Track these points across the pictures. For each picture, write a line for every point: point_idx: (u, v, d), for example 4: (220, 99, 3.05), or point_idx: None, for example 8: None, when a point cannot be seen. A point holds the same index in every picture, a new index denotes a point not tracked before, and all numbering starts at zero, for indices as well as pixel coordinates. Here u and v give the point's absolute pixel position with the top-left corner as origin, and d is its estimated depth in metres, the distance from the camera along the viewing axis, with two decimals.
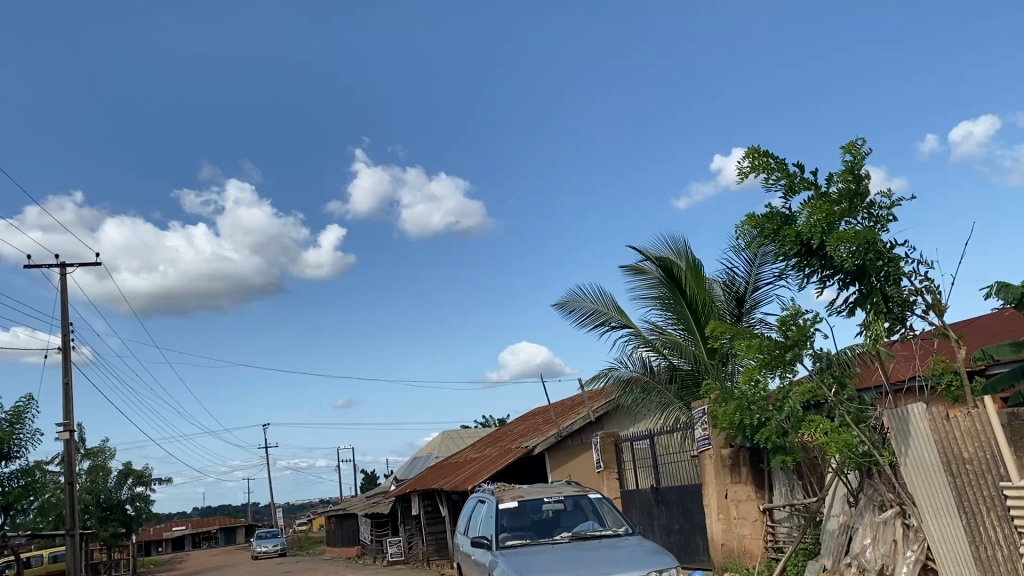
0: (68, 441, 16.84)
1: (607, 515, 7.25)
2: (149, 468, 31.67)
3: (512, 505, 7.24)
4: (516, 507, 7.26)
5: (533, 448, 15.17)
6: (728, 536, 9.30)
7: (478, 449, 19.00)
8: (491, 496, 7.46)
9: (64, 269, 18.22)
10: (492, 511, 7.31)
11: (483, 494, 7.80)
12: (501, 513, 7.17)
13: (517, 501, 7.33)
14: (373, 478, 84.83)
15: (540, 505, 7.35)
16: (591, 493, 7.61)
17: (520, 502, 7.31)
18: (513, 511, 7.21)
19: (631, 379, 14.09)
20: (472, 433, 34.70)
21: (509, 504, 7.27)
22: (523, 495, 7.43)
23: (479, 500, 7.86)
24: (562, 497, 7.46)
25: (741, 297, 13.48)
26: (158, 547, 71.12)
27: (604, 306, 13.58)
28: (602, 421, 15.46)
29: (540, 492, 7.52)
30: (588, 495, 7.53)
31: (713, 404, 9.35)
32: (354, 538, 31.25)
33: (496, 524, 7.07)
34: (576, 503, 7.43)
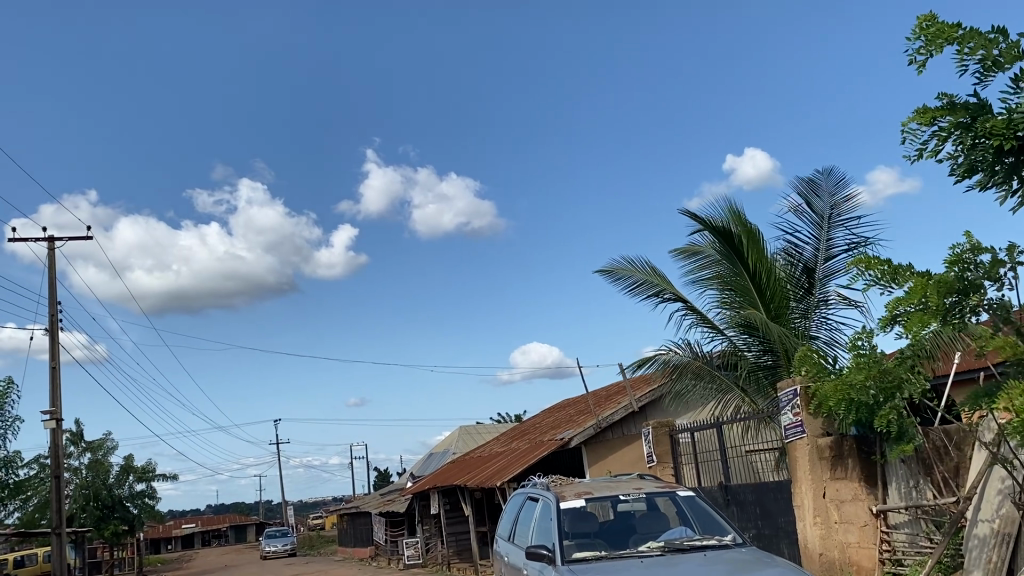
0: (54, 431, 15.32)
1: (703, 521, 5.54)
2: (152, 464, 30.23)
3: (577, 505, 5.54)
4: (583, 507, 5.56)
5: (568, 440, 13.50)
6: (827, 544, 7.63)
7: (504, 442, 17.32)
8: (548, 492, 5.78)
9: (53, 244, 16.78)
10: (550, 512, 5.61)
11: (536, 491, 6.11)
12: (563, 514, 5.48)
13: (584, 500, 5.63)
14: (387, 476, 83.66)
15: (614, 505, 5.66)
16: (678, 490, 5.89)
17: (586, 500, 5.62)
18: (578, 512, 5.52)
19: (682, 366, 12.34)
20: (492, 429, 32.98)
21: (573, 502, 5.57)
22: (590, 491, 5.74)
23: (530, 497, 6.19)
24: (641, 495, 5.77)
25: (810, 268, 11.54)
26: (168, 545, 69.83)
27: (654, 277, 12.23)
28: (647, 412, 13.75)
29: (612, 488, 5.82)
30: (676, 493, 5.81)
31: (810, 383, 7.69)
32: (367, 538, 29.70)
33: (557, 529, 5.38)
34: (661, 505, 5.72)
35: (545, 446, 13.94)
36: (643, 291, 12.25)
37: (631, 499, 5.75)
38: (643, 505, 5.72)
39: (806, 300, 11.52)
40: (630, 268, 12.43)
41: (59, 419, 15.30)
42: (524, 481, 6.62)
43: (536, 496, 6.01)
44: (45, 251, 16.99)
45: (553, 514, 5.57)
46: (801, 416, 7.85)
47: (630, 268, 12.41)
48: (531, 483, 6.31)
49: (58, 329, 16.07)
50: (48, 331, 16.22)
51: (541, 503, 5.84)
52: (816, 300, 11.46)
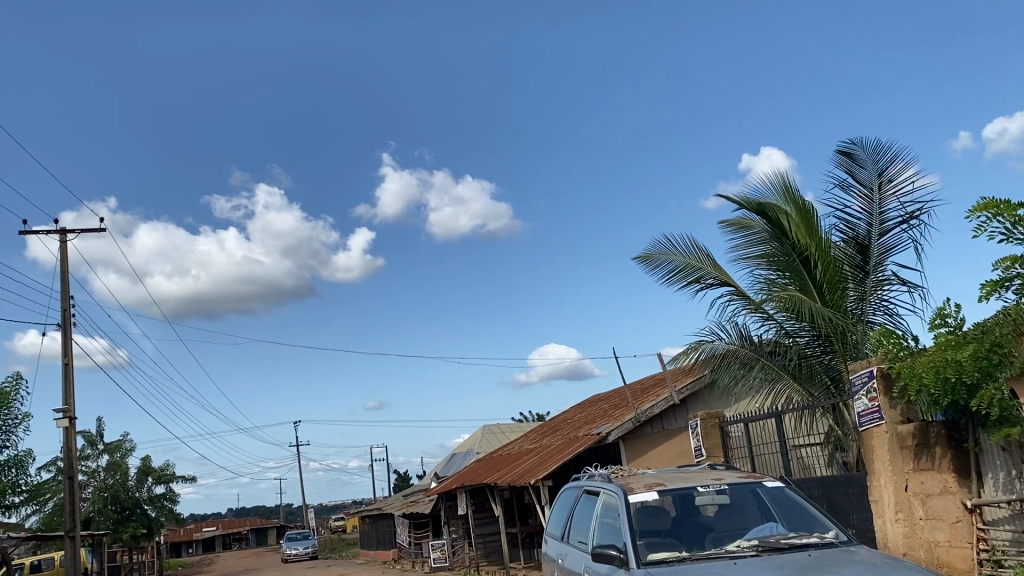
0: (67, 429, 14.75)
1: (797, 517, 4.79)
2: (171, 466, 29.77)
3: (648, 499, 4.82)
4: (657, 502, 4.82)
5: (605, 436, 12.78)
6: (911, 544, 6.82)
7: (534, 439, 16.58)
8: (612, 485, 5.06)
9: (65, 236, 16.22)
10: (616, 507, 4.88)
11: (596, 484, 5.38)
12: (634, 508, 4.76)
13: (658, 493, 4.89)
14: (407, 477, 83.20)
15: (691, 499, 4.92)
16: (764, 481, 5.13)
17: (659, 493, 4.89)
18: (651, 505, 4.79)
19: (728, 352, 11.68)
20: (515, 427, 32.27)
21: (643, 495, 4.84)
22: (663, 484, 5.01)
23: (588, 491, 5.49)
24: (724, 487, 5.03)
25: (865, 245, 10.62)
26: (189, 548, 69.68)
27: (697, 260, 11.18)
28: (688, 405, 13.03)
29: (687, 480, 5.09)
30: (762, 485, 5.06)
31: (890, 364, 6.94)
32: (390, 539, 29.07)
33: (628, 527, 4.65)
34: (747, 499, 4.97)
35: (579, 442, 13.23)
36: (683, 276, 11.17)
37: (711, 491, 5.01)
38: (726, 498, 4.98)
39: (863, 280, 10.69)
40: (668, 252, 11.35)
41: (72, 417, 14.76)
42: (577, 475, 5.94)
43: (596, 490, 5.30)
44: (57, 243, 16.44)
45: (620, 509, 4.84)
46: (878, 402, 7.07)
47: (669, 253, 11.33)
48: (588, 476, 5.61)
49: (71, 324, 15.52)
50: (60, 327, 15.69)
51: (604, 497, 5.13)
52: (873, 280, 10.61)
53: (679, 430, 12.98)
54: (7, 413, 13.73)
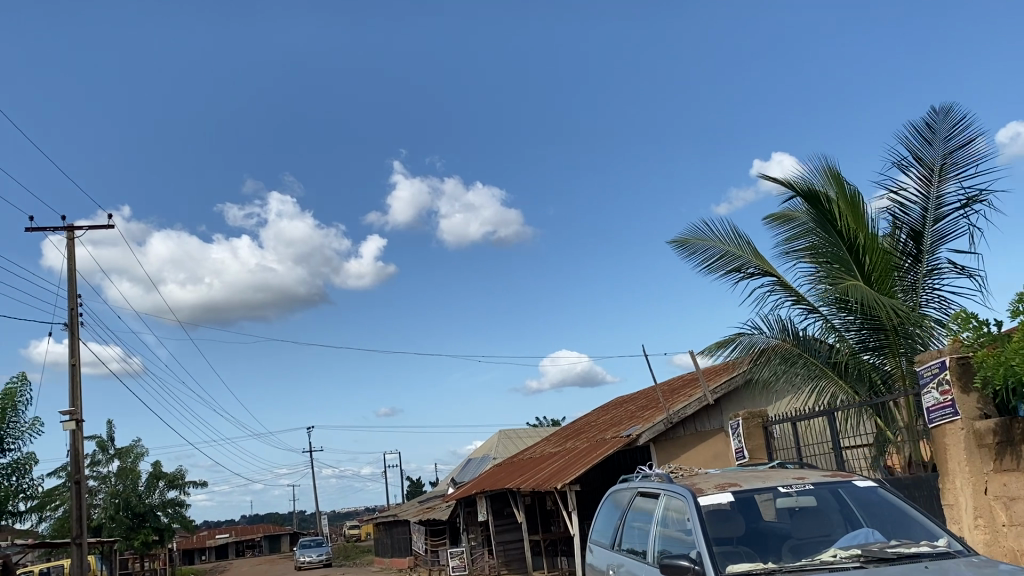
0: (74, 432, 14.23)
1: (898, 521, 4.13)
2: (183, 471, 29.28)
3: (723, 501, 4.18)
4: (733, 506, 4.17)
5: (635, 438, 12.14)
6: (993, 553, 6.16)
7: (557, 442, 15.90)
8: (677, 486, 4.42)
9: (73, 234, 15.77)
10: (685, 509, 4.24)
11: (656, 484, 4.75)
12: (707, 511, 4.12)
13: (734, 495, 4.23)
14: (420, 484, 82.53)
15: (771, 501, 4.28)
16: (853, 480, 4.47)
17: (734, 494, 4.25)
18: (727, 509, 4.16)
19: (768, 349, 11.32)
20: (533, 432, 31.59)
21: (717, 497, 4.20)
22: (738, 483, 4.37)
23: (645, 494, 4.87)
24: (810, 487, 4.37)
25: (919, 232, 9.94)
26: (202, 555, 69.24)
27: (738, 247, 10.78)
28: (722, 405, 12.38)
29: (765, 479, 4.44)
30: (852, 484, 4.39)
31: (968, 354, 6.37)
32: (405, 547, 28.44)
33: (701, 533, 4.00)
34: (839, 502, 4.30)
35: (607, 444, 12.58)
36: (723, 264, 10.78)
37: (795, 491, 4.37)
38: (812, 500, 4.33)
39: (915, 268, 10.02)
40: (708, 239, 10.95)
41: (79, 419, 14.26)
42: (632, 475, 5.32)
43: (655, 492, 4.68)
44: (65, 240, 15.99)
45: (689, 511, 4.20)
46: (952, 395, 6.44)
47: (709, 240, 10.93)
48: (645, 477, 4.99)
49: (79, 323, 15.03)
50: (68, 326, 15.20)
51: (665, 500, 4.50)
52: (925, 270, 9.95)
53: (713, 432, 12.33)
54: (12, 415, 13.23)
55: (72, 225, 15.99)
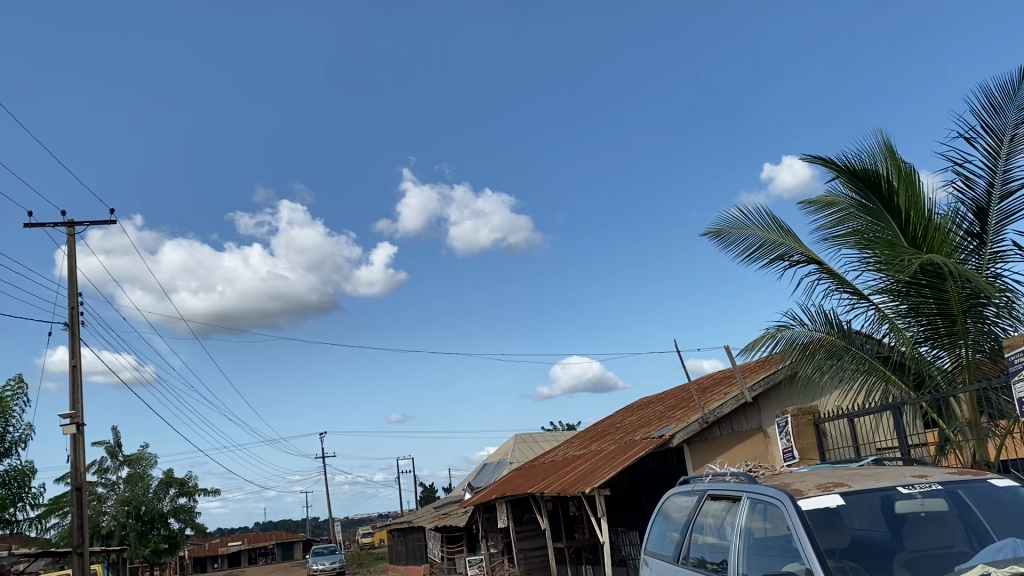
0: (75, 437, 13.61)
1: None
2: (194, 477, 28.66)
3: (830, 504, 3.40)
4: (843, 512, 3.40)
5: (669, 439, 11.33)
6: None
7: (580, 445, 15.10)
8: (766, 489, 3.62)
9: (73, 229, 15.16)
10: (778, 513, 3.43)
11: (733, 483, 3.97)
12: (813, 517, 3.33)
13: (845, 499, 3.46)
14: (433, 490, 81.75)
15: (890, 505, 3.52)
16: (990, 480, 3.68)
17: (844, 496, 3.48)
18: (838, 515, 3.39)
19: (812, 343, 10.52)
20: (549, 436, 30.80)
21: (823, 499, 3.42)
22: (846, 483, 3.61)
23: (719, 499, 4.07)
24: (938, 488, 3.59)
25: (984, 210, 9.16)
26: (215, 563, 68.65)
27: (779, 235, 9.79)
28: (760, 404, 11.63)
29: (877, 478, 3.68)
30: (989, 484, 3.61)
31: None
32: (421, 555, 27.68)
33: (807, 543, 3.19)
34: (973, 506, 3.52)
35: (637, 446, 11.77)
36: (764, 253, 9.80)
37: (917, 493, 3.60)
38: (940, 503, 3.55)
39: (979, 251, 9.23)
40: (745, 226, 9.99)
41: (79, 424, 13.68)
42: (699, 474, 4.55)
43: (734, 497, 3.87)
44: (65, 236, 15.38)
45: (784, 516, 3.39)
46: None
47: (746, 227, 9.95)
48: (716, 479, 4.18)
49: (79, 323, 14.38)
50: (68, 326, 14.56)
51: (749, 506, 3.69)
52: (989, 253, 9.16)
53: (751, 432, 11.57)
54: (9, 419, 12.60)
55: (72, 220, 15.37)
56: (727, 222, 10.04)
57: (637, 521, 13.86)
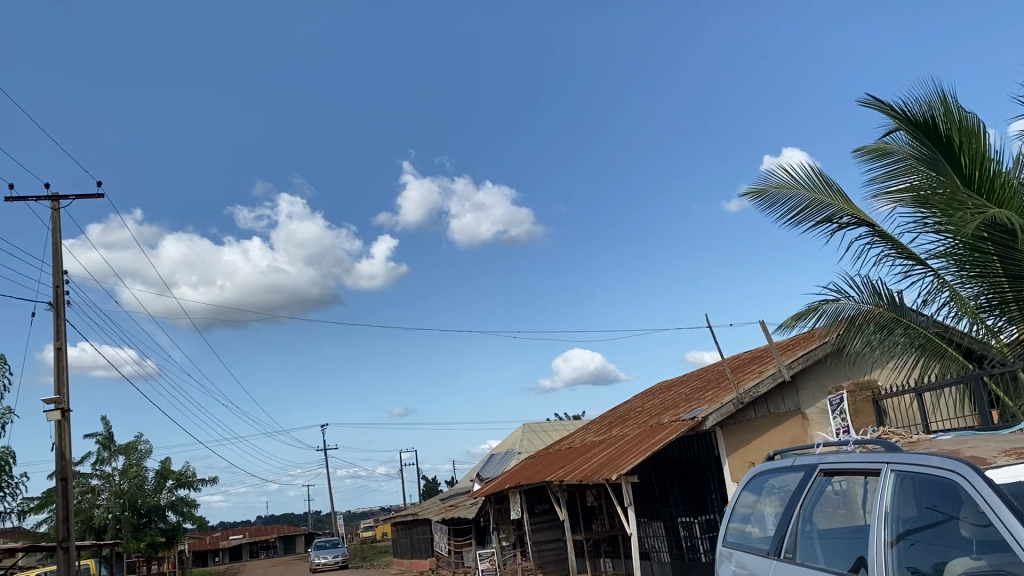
0: (60, 423, 12.76)
1: None
2: (192, 469, 27.84)
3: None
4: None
5: (701, 422, 10.42)
6: None
7: (599, 431, 14.21)
8: (927, 460, 2.67)
9: (58, 204, 14.29)
10: (957, 492, 2.49)
11: (868, 452, 3.06)
12: (1016, 496, 2.38)
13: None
14: (435, 484, 80.98)
15: None
16: None
17: None
18: None
19: (858, 316, 9.62)
20: (557, 425, 29.91)
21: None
22: None
23: (844, 477, 3.13)
24: None
25: None
26: (216, 556, 67.85)
27: (826, 194, 8.85)
28: (798, 383, 10.79)
29: None
30: None
31: None
32: (426, 548, 26.86)
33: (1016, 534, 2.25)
34: None
35: (665, 429, 10.86)
36: (809, 214, 8.88)
37: None
38: None
39: None
40: (789, 186, 9.06)
41: (65, 409, 12.83)
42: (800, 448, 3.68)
43: (869, 473, 2.94)
44: (51, 211, 14.54)
45: (970, 496, 2.44)
46: None
47: (790, 187, 9.03)
48: (834, 451, 3.26)
49: (65, 302, 13.51)
50: (53, 306, 13.70)
51: (899, 485, 2.75)
52: None
53: (788, 415, 10.72)
54: None
55: (58, 195, 14.53)
56: (768, 182, 9.13)
57: (658, 510, 13.51)
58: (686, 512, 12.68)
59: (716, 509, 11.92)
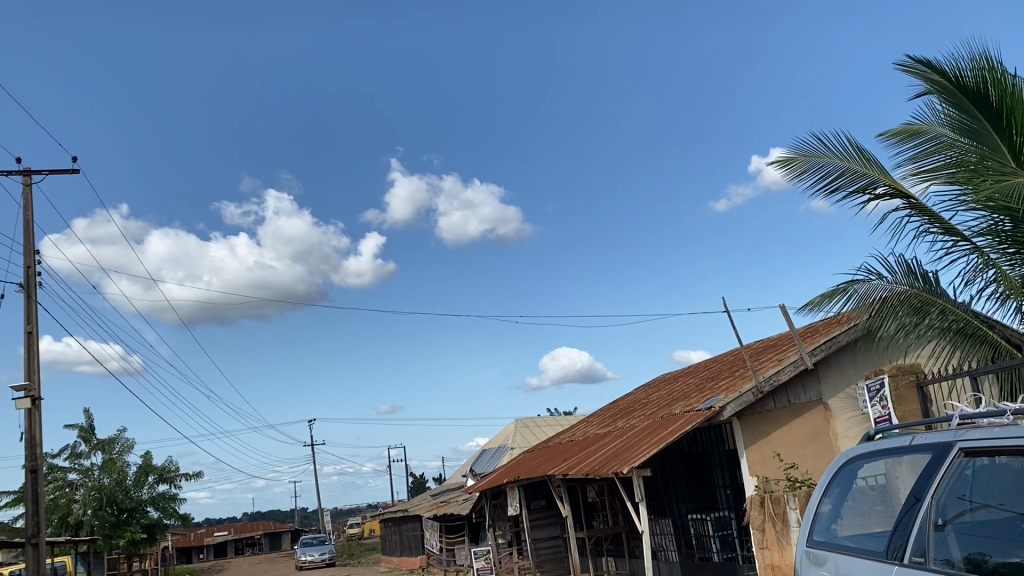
0: (30, 412, 11.95)
1: None
2: (174, 464, 26.98)
3: None
4: None
5: (719, 412, 9.72)
6: None
7: (602, 423, 13.52)
8: None
9: (29, 180, 13.46)
10: None
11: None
12: None
13: None
14: (422, 481, 80.19)
15: None
16: None
17: None
18: None
19: (889, 298, 9.04)
20: (551, 421, 29.18)
21: None
22: None
23: (998, 458, 2.56)
24: None
25: None
26: (200, 553, 66.84)
27: (861, 162, 8.20)
28: (820, 372, 10.32)
29: None
30: None
31: None
32: (416, 545, 26.10)
33: None
34: None
35: (678, 420, 10.16)
36: (842, 184, 8.25)
37: None
38: None
39: None
40: (821, 154, 8.44)
41: (35, 396, 12.03)
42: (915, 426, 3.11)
43: None
44: (23, 187, 13.72)
45: None
46: None
47: (823, 154, 8.40)
48: (976, 427, 2.68)
49: (37, 282, 12.70)
50: (23, 287, 12.88)
51: None
52: None
53: (810, 405, 10.25)
54: None
55: (30, 169, 13.71)
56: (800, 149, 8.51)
57: (665, 507, 12.87)
58: (696, 509, 12.01)
59: (729, 506, 11.25)
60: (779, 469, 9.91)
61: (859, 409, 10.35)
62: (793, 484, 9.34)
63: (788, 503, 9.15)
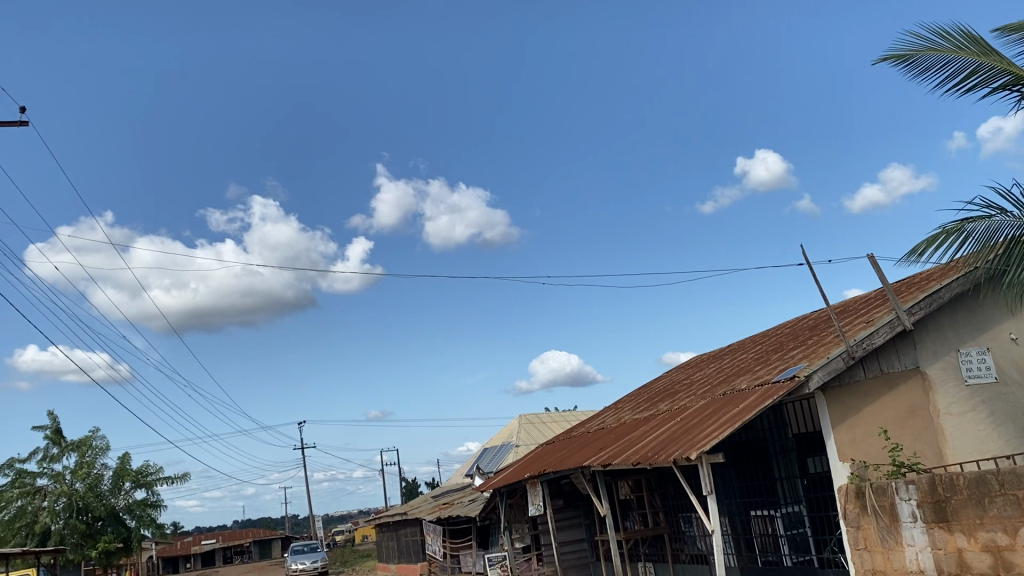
0: None
1: None
2: (152, 467, 24.99)
3: None
4: None
5: (803, 382, 7.95)
6: None
7: (637, 408, 11.72)
8: None
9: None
10: None
11: None
12: None
13: None
14: (414, 486, 78.30)
15: None
16: None
17: None
18: None
19: (1017, 238, 7.30)
20: (556, 417, 27.36)
21: None
22: None
23: None
24: None
25: None
26: (187, 563, 64.58)
27: (997, 55, 6.39)
28: (916, 335, 8.61)
29: None
30: None
31: None
32: (416, 550, 24.20)
33: None
34: None
35: (750, 395, 8.34)
36: (974, 85, 6.48)
37: None
38: None
39: None
40: (945, 47, 6.64)
41: None
42: None
43: None
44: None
45: None
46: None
47: (946, 48, 6.61)
48: None
49: None
50: None
51: None
52: None
53: (905, 375, 8.50)
54: None
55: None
56: (916, 42, 6.74)
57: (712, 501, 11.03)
58: (757, 506, 10.24)
59: (803, 501, 9.49)
60: (874, 452, 8.10)
61: (963, 379, 8.60)
62: (898, 470, 7.52)
63: (896, 494, 7.35)
